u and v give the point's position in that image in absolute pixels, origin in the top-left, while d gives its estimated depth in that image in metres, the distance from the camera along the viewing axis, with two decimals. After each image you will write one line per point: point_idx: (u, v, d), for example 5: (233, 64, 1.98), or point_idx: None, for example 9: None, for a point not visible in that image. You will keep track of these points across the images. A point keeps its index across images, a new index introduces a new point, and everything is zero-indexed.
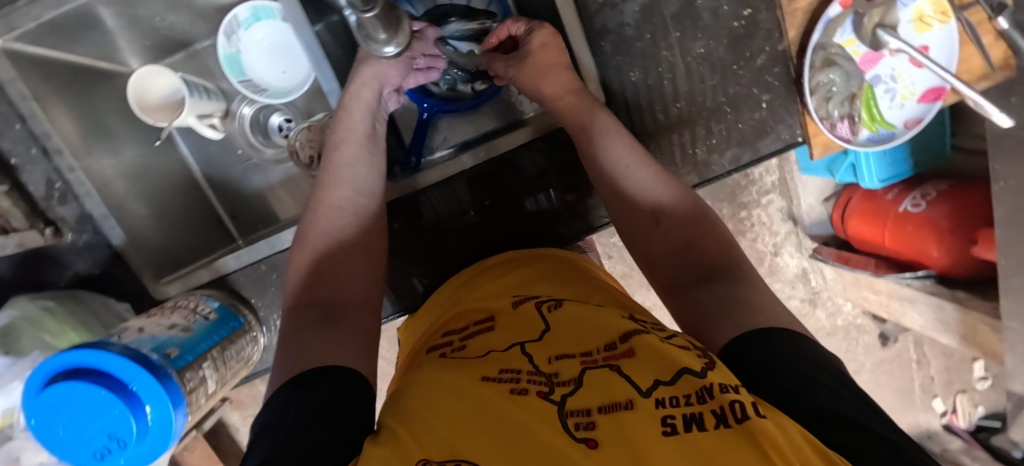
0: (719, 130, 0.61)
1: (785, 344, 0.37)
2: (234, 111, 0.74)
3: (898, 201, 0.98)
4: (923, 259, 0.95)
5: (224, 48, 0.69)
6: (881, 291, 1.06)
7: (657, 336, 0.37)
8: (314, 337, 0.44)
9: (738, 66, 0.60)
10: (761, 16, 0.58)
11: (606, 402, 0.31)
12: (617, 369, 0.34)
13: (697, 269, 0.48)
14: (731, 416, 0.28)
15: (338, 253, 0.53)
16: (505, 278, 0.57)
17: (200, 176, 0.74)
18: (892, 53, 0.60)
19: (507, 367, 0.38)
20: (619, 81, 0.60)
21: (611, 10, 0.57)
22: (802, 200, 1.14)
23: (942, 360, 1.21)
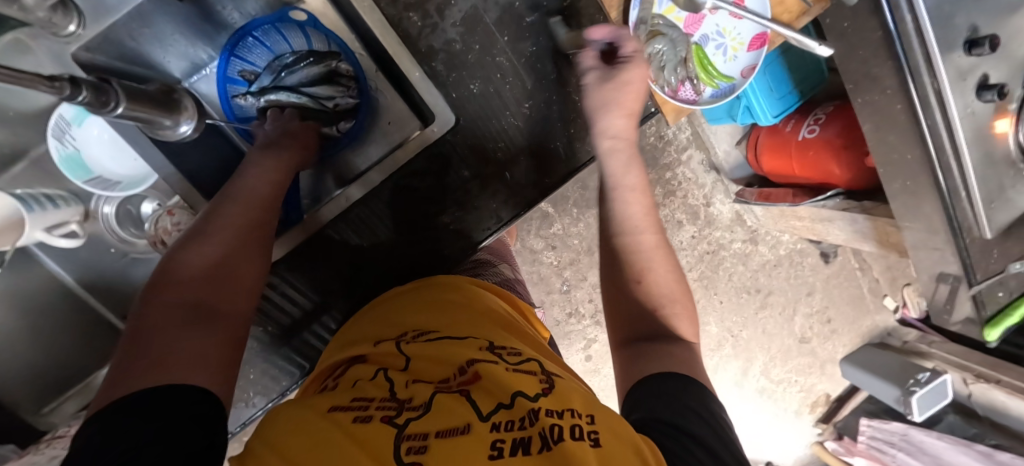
0: (574, 119, 0.63)
1: (678, 389, 0.41)
2: (95, 212, 0.70)
3: (797, 129, 1.01)
4: (829, 178, 1.00)
5: (60, 151, 0.65)
6: (805, 217, 1.10)
7: (503, 366, 0.41)
8: (169, 340, 0.40)
9: (574, 55, 0.61)
10: (581, 4, 0.60)
11: (446, 427, 0.34)
12: (464, 395, 0.38)
13: (646, 325, 0.49)
14: (550, 438, 0.32)
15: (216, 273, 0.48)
16: (389, 306, 0.57)
17: (76, 286, 0.71)
18: (712, 11, 0.62)
19: (361, 398, 0.40)
20: (463, 96, 0.60)
21: (432, 31, 0.57)
22: (718, 148, 1.18)
23: (882, 261, 1.27)
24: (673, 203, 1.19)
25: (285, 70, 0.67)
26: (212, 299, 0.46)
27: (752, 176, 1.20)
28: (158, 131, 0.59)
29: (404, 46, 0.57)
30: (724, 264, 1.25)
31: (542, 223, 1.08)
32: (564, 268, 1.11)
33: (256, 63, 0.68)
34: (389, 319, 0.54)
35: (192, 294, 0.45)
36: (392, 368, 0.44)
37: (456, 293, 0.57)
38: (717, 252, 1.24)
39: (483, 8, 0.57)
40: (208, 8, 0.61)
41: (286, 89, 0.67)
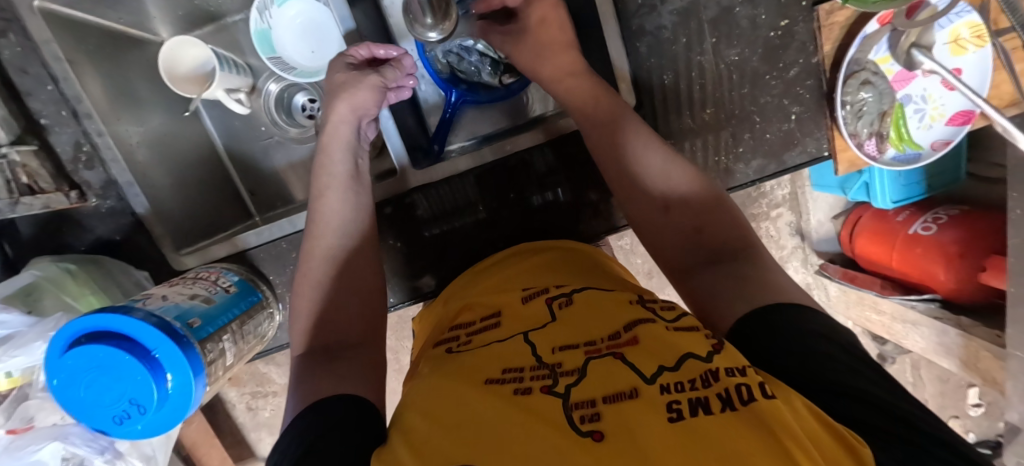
0: (746, 139, 0.62)
1: (789, 320, 0.38)
2: (260, 88, 0.75)
3: (908, 223, 0.98)
4: (928, 281, 0.95)
5: (256, 24, 0.69)
6: (885, 312, 1.06)
7: (662, 325, 0.41)
8: (321, 366, 0.46)
9: (771, 76, 0.60)
10: (797, 28, 0.58)
11: (612, 392, 0.35)
12: (619, 357, 0.38)
13: (704, 251, 0.48)
14: (736, 399, 0.32)
15: (337, 289, 0.52)
16: (509, 268, 0.59)
17: (222, 150, 0.75)
18: (925, 74, 0.60)
19: (511, 367, 0.41)
20: (652, 83, 0.60)
21: (649, 12, 0.57)
22: (812, 216, 1.14)
23: (938, 385, 1.19)
24: None
25: None
26: (330, 319, 0.51)
27: (837, 254, 1.17)
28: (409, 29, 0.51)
29: (616, 20, 0.57)
30: None
31: None
32: None
33: None
34: (516, 282, 0.55)
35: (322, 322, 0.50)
36: (530, 331, 0.45)
37: (578, 268, 0.57)
38: None
39: (704, 4, 0.57)
40: None
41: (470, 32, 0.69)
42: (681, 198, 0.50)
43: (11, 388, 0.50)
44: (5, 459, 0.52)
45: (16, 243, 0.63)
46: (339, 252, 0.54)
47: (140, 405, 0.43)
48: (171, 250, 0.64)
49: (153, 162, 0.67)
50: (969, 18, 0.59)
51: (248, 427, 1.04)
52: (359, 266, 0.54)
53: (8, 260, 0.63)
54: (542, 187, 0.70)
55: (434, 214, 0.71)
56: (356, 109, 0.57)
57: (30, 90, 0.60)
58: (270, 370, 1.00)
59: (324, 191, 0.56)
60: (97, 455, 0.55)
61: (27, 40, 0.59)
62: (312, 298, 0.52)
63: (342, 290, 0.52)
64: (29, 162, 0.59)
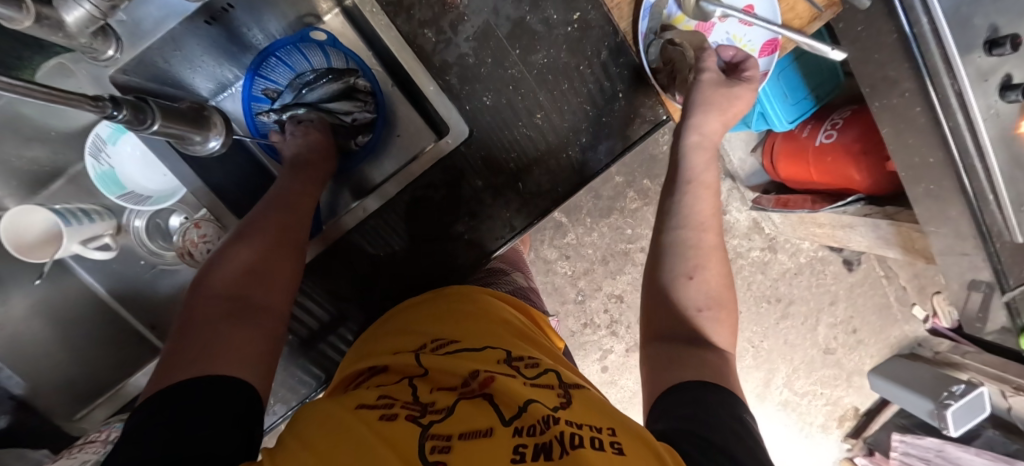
0: (586, 128, 0.64)
1: (713, 407, 0.41)
2: (126, 226, 0.74)
3: (814, 135, 0.99)
4: (848, 184, 0.98)
5: (96, 168, 0.68)
6: (824, 224, 1.08)
7: (522, 378, 0.40)
8: (214, 330, 0.45)
9: (584, 66, 0.62)
10: (591, 16, 0.61)
11: (469, 430, 0.35)
12: (487, 398, 0.38)
13: (681, 328, 0.51)
14: (567, 443, 0.32)
15: (252, 277, 0.52)
16: (412, 311, 0.59)
17: (107, 296, 0.74)
18: (722, 19, 0.63)
19: (386, 397, 0.41)
20: (478, 107, 0.61)
21: (446, 46, 0.59)
22: (733, 156, 1.19)
23: (909, 268, 1.24)
24: None
25: (307, 87, 0.71)
26: (248, 299, 0.50)
27: (769, 183, 1.18)
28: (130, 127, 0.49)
29: (420, 62, 0.59)
30: (743, 272, 1.23)
31: (556, 233, 1.09)
32: (578, 278, 1.12)
33: (278, 81, 0.71)
34: (414, 324, 0.55)
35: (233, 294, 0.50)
36: (415, 374, 0.45)
37: (473, 307, 0.56)
38: (735, 260, 1.23)
39: (495, 23, 0.59)
40: (233, 28, 0.63)
41: (308, 106, 0.71)
42: (693, 265, 0.54)
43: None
44: None
45: None
46: (262, 254, 0.54)
47: None
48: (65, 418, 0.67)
49: (34, 334, 0.68)
50: None
51: None
52: (280, 268, 0.54)
53: None
54: (458, 215, 0.65)
55: None
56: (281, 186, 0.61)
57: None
58: None
59: (255, 218, 0.57)
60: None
61: None
62: (233, 273, 0.52)
63: (259, 285, 0.52)
64: None
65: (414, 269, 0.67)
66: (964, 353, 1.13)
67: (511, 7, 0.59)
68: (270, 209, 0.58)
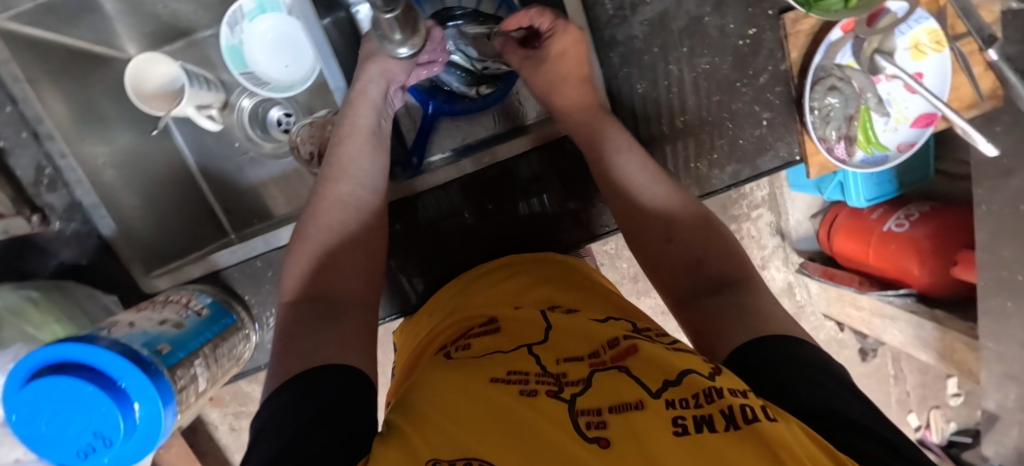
0: (720, 146, 0.62)
1: (794, 352, 0.38)
2: (233, 104, 0.73)
3: (883, 220, 0.98)
4: (904, 277, 0.96)
5: (228, 39, 0.67)
6: (864, 308, 1.06)
7: (661, 347, 0.38)
8: (327, 323, 0.45)
9: (741, 83, 0.61)
10: (765, 36, 0.59)
11: (617, 403, 0.32)
12: (625, 370, 0.35)
13: (707, 279, 0.47)
14: (741, 418, 0.29)
15: (336, 248, 0.51)
16: (511, 278, 0.56)
17: (195, 167, 0.72)
18: (889, 78, 0.62)
19: (515, 369, 0.38)
20: (626, 92, 0.60)
21: (620, 22, 0.58)
22: (791, 216, 1.13)
23: (919, 376, 1.21)
24: None
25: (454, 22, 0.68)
26: (326, 290, 0.48)
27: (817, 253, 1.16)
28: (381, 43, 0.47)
29: (588, 30, 0.57)
30: None
31: None
32: None
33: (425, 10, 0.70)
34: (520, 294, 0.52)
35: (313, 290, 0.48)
36: (532, 343, 0.42)
37: (585, 282, 0.54)
38: None
39: (675, 14, 0.57)
40: None
41: None
42: (675, 235, 0.50)
43: None
44: None
45: None
46: (354, 199, 0.53)
47: (105, 438, 0.41)
48: (140, 273, 0.62)
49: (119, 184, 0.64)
50: (928, 24, 0.61)
51: (232, 449, 1.01)
52: (366, 227, 0.53)
53: None
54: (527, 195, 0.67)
55: (413, 227, 0.68)
56: (388, 74, 0.55)
57: None
58: (253, 389, 0.98)
59: (343, 140, 0.55)
60: None
61: None
62: (312, 255, 0.50)
63: (347, 261, 0.51)
64: None
65: (489, 230, 0.68)
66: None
67: (694, 4, 0.58)
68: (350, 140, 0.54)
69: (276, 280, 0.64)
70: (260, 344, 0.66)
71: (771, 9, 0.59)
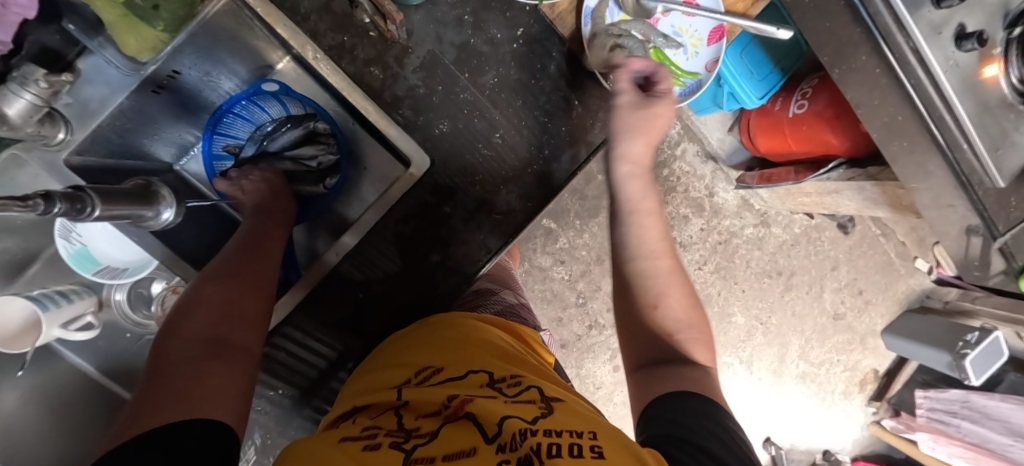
0: (547, 141, 0.64)
1: (687, 409, 0.42)
2: (108, 300, 0.74)
3: (786, 106, 0.93)
4: (826, 150, 0.90)
5: (68, 248, 0.66)
6: (812, 192, 1.01)
7: (502, 397, 0.39)
8: (200, 365, 0.43)
9: (536, 79, 0.62)
10: (534, 30, 0.61)
11: (451, 452, 0.35)
12: (470, 417, 0.38)
13: (660, 351, 0.50)
14: (543, 454, 0.32)
15: (244, 295, 0.51)
16: (405, 340, 0.57)
17: (99, 374, 0.72)
18: (665, 13, 0.63)
19: (374, 429, 0.40)
20: (436, 136, 0.62)
21: (395, 80, 0.60)
22: (711, 137, 1.15)
23: (905, 224, 1.21)
24: (675, 199, 1.15)
25: (268, 138, 0.72)
26: (234, 329, 0.48)
27: (752, 160, 1.11)
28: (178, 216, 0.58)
29: (371, 99, 0.59)
30: (739, 252, 1.19)
31: (547, 239, 1.08)
32: (576, 282, 1.10)
33: (238, 136, 0.72)
34: (402, 356, 0.53)
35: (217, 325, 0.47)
36: (401, 403, 0.44)
37: (461, 334, 0.54)
38: (731, 241, 1.18)
39: (441, 50, 0.60)
40: (185, 92, 0.63)
41: (274, 156, 0.72)
42: (643, 280, 0.53)
43: None
44: None
45: None
46: (267, 259, 0.57)
47: None
48: None
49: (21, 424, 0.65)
50: None
51: None
52: (269, 279, 0.55)
53: None
54: None
55: None
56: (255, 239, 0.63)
57: None
58: None
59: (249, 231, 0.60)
60: None
61: None
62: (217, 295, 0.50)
63: (230, 323, 0.48)
64: None
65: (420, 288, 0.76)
66: (975, 300, 1.14)
67: (454, 34, 0.60)
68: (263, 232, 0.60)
69: None
70: None
71: (526, 5, 0.60)
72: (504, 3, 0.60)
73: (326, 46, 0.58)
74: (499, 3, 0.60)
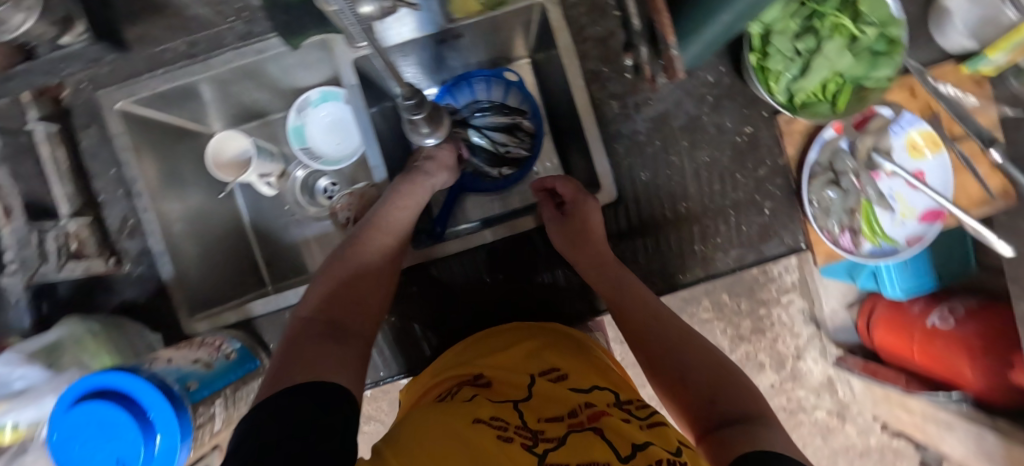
0: (723, 230, 0.65)
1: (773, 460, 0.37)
2: (289, 173, 0.80)
3: (924, 314, 0.86)
4: (956, 379, 0.81)
5: (293, 121, 0.77)
6: (915, 411, 0.93)
7: (637, 423, 0.41)
8: (315, 346, 0.47)
9: (740, 174, 0.65)
10: (761, 134, 0.65)
11: (587, 461, 0.36)
12: (598, 433, 0.39)
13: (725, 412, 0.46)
14: None
15: (351, 283, 0.55)
16: (499, 336, 0.57)
17: (248, 225, 0.79)
18: (889, 175, 0.65)
19: (497, 416, 0.43)
20: (630, 179, 0.65)
21: (624, 119, 0.65)
22: (825, 303, 1.03)
23: None
24: (759, 341, 1.09)
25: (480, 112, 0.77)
26: (342, 318, 0.52)
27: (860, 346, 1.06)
28: (411, 136, 0.55)
29: (599, 123, 0.65)
30: (801, 430, 1.10)
31: None
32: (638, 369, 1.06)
33: (457, 100, 0.79)
34: (512, 351, 0.55)
35: (331, 314, 0.52)
36: (518, 399, 0.47)
37: (573, 343, 0.56)
38: (796, 414, 1.10)
39: (675, 113, 0.65)
40: (448, 52, 0.73)
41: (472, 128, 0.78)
42: (670, 352, 0.54)
43: (13, 441, 0.48)
44: None
45: (53, 303, 0.61)
46: (387, 244, 0.59)
47: None
48: (186, 315, 0.62)
49: (184, 236, 0.68)
50: (921, 126, 0.64)
51: None
52: (383, 261, 0.58)
53: (43, 319, 0.60)
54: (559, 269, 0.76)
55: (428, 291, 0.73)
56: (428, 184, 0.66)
57: (95, 172, 0.62)
58: None
59: (383, 205, 0.62)
60: None
61: (105, 135, 0.62)
62: (331, 287, 0.55)
63: (344, 309, 0.53)
64: (81, 231, 0.59)
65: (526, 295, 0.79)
66: None
67: (692, 105, 0.65)
68: (397, 213, 0.61)
69: None
70: None
71: (766, 111, 0.64)
72: (748, 101, 0.64)
73: (586, 68, 0.65)
74: (744, 99, 0.65)
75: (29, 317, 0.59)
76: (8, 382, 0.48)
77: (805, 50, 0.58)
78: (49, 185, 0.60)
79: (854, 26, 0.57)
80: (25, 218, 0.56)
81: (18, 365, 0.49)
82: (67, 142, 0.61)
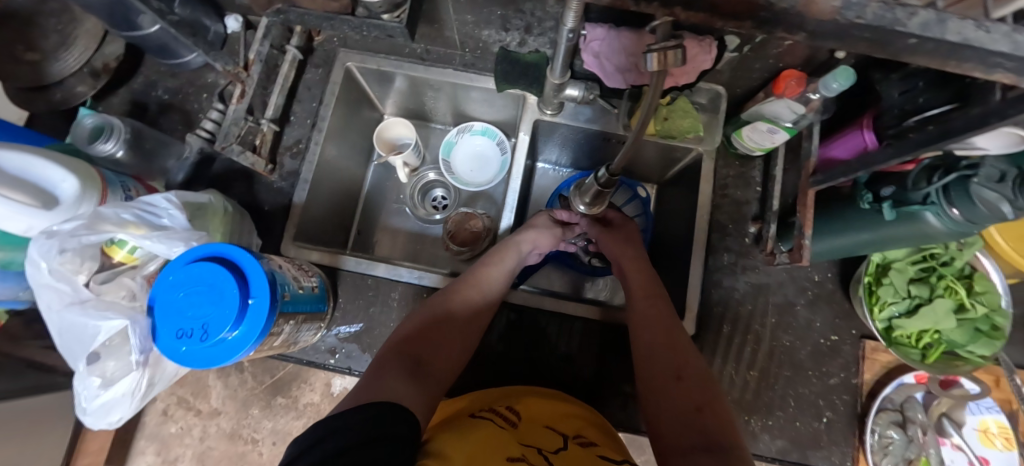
0: (777, 415, 0.65)
1: None
2: (420, 172, 0.87)
3: None
4: None
5: (450, 136, 0.84)
6: None
7: None
8: (387, 379, 0.48)
9: (813, 374, 0.67)
10: (844, 346, 0.68)
11: None
12: None
13: (701, 435, 0.47)
14: None
15: (435, 325, 0.57)
16: (546, 399, 0.56)
17: (365, 191, 0.85)
18: (953, 446, 0.67)
19: (525, 457, 0.44)
20: (713, 325, 0.68)
21: (729, 272, 0.70)
22: None
23: None
24: None
25: None
26: (420, 357, 0.53)
27: None
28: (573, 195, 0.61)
29: (706, 264, 0.70)
30: None
31: None
32: None
33: None
34: (545, 408, 0.54)
35: (412, 352, 0.53)
36: (545, 447, 0.47)
37: (610, 434, 0.53)
38: None
39: (774, 290, 0.69)
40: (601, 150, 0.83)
41: None
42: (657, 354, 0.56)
43: (124, 262, 0.53)
44: (76, 313, 0.51)
45: (201, 171, 0.69)
46: (476, 297, 0.61)
47: (206, 333, 0.47)
48: (290, 238, 0.68)
49: (327, 180, 0.74)
50: (998, 417, 0.67)
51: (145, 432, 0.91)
52: (477, 311, 0.60)
53: (191, 179, 0.68)
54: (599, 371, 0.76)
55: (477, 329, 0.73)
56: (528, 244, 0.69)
57: (301, 98, 0.73)
58: (216, 385, 0.89)
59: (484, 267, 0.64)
60: (136, 352, 0.51)
61: (326, 77, 0.74)
62: (414, 324, 0.57)
63: (424, 352, 0.54)
64: (266, 133, 0.69)
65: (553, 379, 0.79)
66: None
67: (792, 291, 0.70)
68: (485, 269, 0.64)
69: (369, 302, 0.68)
70: (316, 342, 0.67)
71: (855, 329, 0.68)
72: (843, 313, 0.69)
73: (714, 219, 0.72)
74: (839, 310, 0.69)
75: (184, 173, 0.68)
76: (160, 215, 0.53)
77: (915, 294, 0.63)
78: (267, 95, 0.70)
79: (965, 295, 0.62)
80: (244, 106, 0.67)
81: (176, 207, 0.54)
82: (298, 69, 0.73)
